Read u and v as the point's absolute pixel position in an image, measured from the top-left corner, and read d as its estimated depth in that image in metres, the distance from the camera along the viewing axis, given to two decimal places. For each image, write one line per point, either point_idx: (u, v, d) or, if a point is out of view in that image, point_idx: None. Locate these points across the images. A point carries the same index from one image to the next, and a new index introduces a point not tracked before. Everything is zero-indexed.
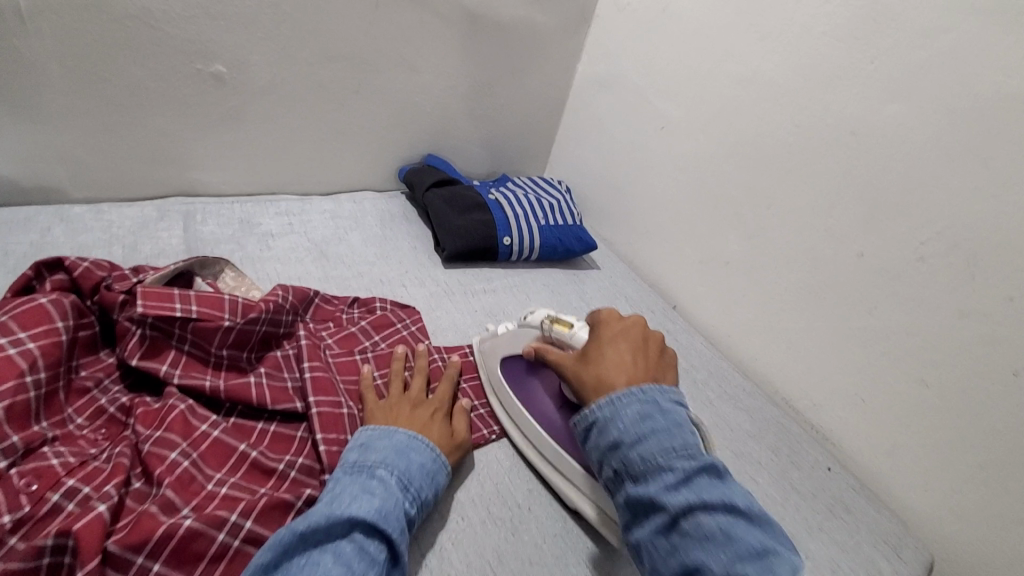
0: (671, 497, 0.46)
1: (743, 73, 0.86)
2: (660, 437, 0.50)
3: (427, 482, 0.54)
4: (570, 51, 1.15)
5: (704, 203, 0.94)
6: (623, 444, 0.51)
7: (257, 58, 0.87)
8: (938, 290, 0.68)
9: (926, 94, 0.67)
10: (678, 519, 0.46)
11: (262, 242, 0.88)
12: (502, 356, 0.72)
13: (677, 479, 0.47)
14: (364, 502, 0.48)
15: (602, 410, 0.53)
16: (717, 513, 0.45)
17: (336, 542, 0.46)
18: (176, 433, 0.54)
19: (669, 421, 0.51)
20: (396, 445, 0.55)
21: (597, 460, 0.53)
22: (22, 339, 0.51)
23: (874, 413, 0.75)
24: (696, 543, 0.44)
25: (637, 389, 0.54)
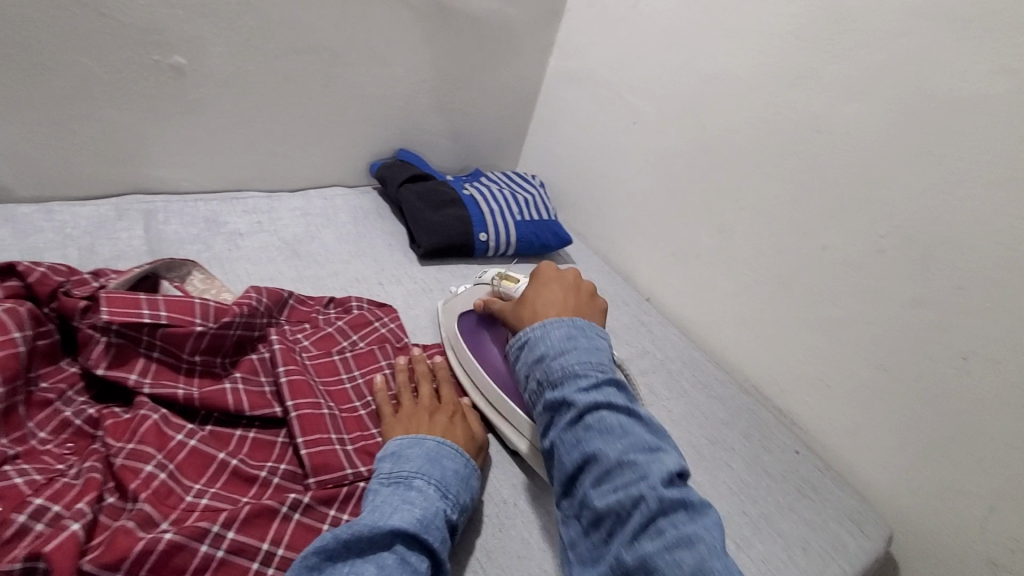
0: (581, 396, 0.52)
1: (711, 70, 0.88)
2: (580, 352, 0.55)
3: (463, 488, 0.55)
4: (541, 45, 1.14)
5: (676, 198, 0.96)
6: (547, 357, 0.55)
7: (218, 49, 0.84)
8: (896, 281, 0.71)
9: (884, 94, 0.70)
10: (585, 415, 0.51)
11: (230, 242, 0.85)
12: (459, 312, 0.78)
13: (590, 384, 0.52)
14: (404, 513, 0.49)
15: (534, 332, 0.58)
16: (620, 415, 0.51)
17: (378, 554, 0.46)
18: (151, 444, 0.51)
19: (590, 341, 0.56)
20: (428, 453, 0.56)
21: (523, 375, 0.57)
22: None
23: (838, 398, 0.79)
24: (597, 435, 0.50)
25: (566, 318, 0.59)
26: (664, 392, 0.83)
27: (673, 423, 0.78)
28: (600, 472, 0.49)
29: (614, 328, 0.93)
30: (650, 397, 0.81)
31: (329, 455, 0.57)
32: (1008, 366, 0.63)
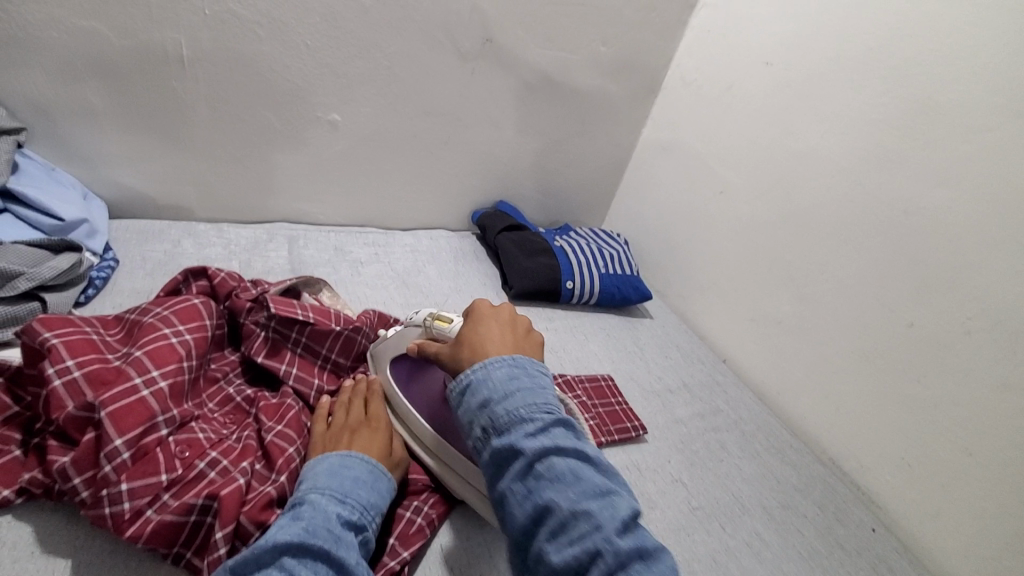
0: (529, 443, 0.46)
1: (801, 149, 0.94)
2: (572, 477, 0.44)
3: (365, 492, 0.54)
4: (635, 118, 1.25)
5: (758, 264, 1.00)
6: (534, 486, 0.44)
7: (366, 109, 1.01)
8: (985, 365, 0.71)
9: (974, 182, 0.73)
10: (590, 573, 0.40)
11: (353, 268, 0.99)
12: (389, 359, 0.71)
13: (538, 429, 0.46)
14: (289, 528, 0.46)
15: (475, 373, 0.51)
16: (569, 458, 0.45)
17: (266, 572, 0.43)
18: (292, 430, 0.61)
19: (535, 382, 0.50)
20: (330, 467, 0.55)
21: (467, 424, 0.50)
22: (183, 333, 0.61)
23: (921, 479, 0.77)
24: (547, 486, 0.44)
25: (507, 356, 0.53)
26: (736, 451, 0.85)
27: (744, 481, 0.79)
28: (552, 526, 0.43)
29: (688, 383, 0.96)
30: (721, 453, 0.83)
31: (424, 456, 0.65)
32: None
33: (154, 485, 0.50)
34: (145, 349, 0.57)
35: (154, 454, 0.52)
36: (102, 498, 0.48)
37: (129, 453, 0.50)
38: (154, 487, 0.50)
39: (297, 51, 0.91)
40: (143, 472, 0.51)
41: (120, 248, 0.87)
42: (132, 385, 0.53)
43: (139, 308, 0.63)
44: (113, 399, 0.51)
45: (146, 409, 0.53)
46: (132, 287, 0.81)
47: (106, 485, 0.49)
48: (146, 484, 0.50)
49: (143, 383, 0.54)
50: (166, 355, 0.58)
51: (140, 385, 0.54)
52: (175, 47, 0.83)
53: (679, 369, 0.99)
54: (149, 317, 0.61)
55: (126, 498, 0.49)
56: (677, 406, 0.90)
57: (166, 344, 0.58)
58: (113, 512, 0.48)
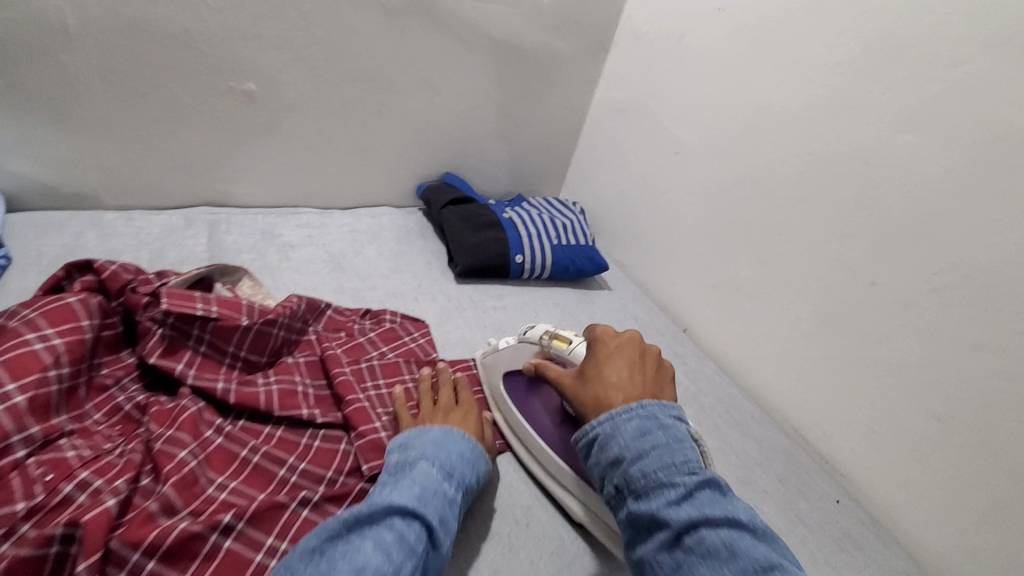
0: (675, 512, 0.43)
1: (757, 100, 0.87)
2: (661, 452, 0.46)
3: (467, 469, 0.56)
4: (587, 77, 1.17)
5: (717, 227, 0.94)
6: (624, 461, 0.47)
7: (287, 78, 0.92)
8: (955, 323, 0.66)
9: (941, 127, 0.67)
10: (682, 536, 0.42)
11: (281, 252, 0.91)
12: (503, 373, 0.72)
13: (680, 494, 0.44)
14: (404, 492, 0.50)
15: (602, 426, 0.50)
16: (722, 528, 0.42)
17: (375, 530, 0.47)
18: (186, 433, 0.55)
19: (670, 436, 0.47)
20: (434, 439, 0.57)
21: (599, 479, 0.50)
22: (51, 337, 0.53)
23: (885, 444, 0.73)
24: (699, 560, 0.41)
25: (635, 404, 0.50)
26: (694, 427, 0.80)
27: None
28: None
29: None
30: None
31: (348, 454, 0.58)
32: None
33: (6, 515, 0.44)
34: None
35: (9, 479, 0.46)
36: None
37: None
38: (7, 516, 0.44)
39: (199, 13, 0.81)
40: None
41: (10, 244, 0.78)
42: None
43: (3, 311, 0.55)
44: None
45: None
46: (19, 288, 0.72)
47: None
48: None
49: None
50: (28, 364, 0.50)
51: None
52: (53, 12, 0.73)
53: None
54: (12, 321, 0.53)
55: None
56: None
57: (27, 351, 0.51)
58: None
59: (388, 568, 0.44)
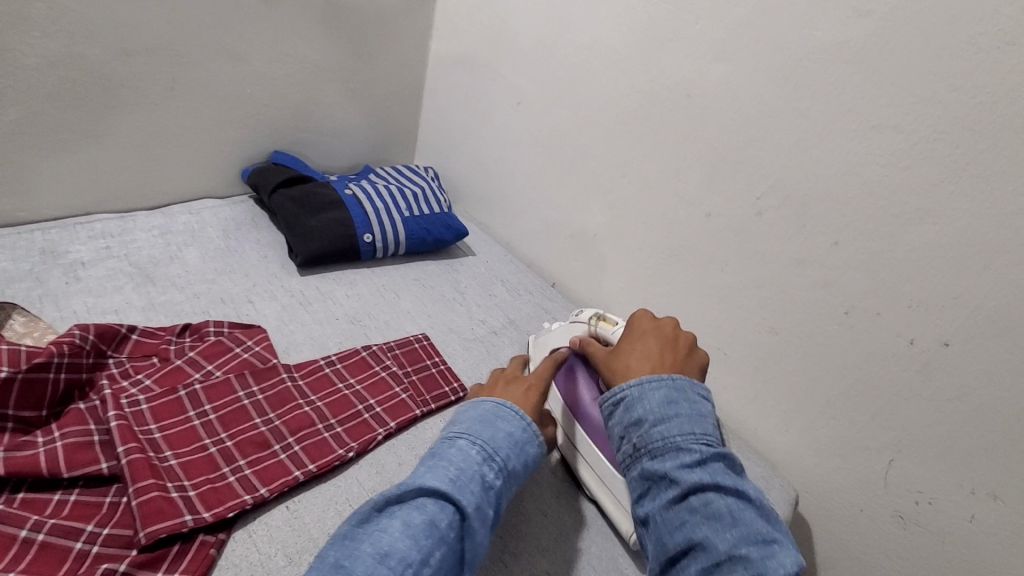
0: (688, 475, 0.47)
1: (583, 40, 0.84)
2: (682, 420, 0.50)
3: (513, 452, 0.52)
4: (419, 29, 1.08)
5: (567, 176, 0.92)
6: (646, 422, 0.51)
7: (33, 57, 0.73)
8: (779, 242, 0.70)
9: (747, 52, 0.68)
10: (690, 495, 0.47)
11: (69, 273, 0.75)
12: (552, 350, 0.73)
13: (695, 460, 0.48)
14: (438, 473, 0.48)
15: (630, 390, 0.53)
16: (728, 497, 0.47)
17: (405, 513, 0.46)
18: None
19: (692, 408, 0.51)
20: (484, 415, 0.54)
21: (618, 436, 0.53)
22: None
23: (735, 364, 0.77)
24: (703, 521, 0.45)
25: (668, 377, 0.54)
26: None
27: None
28: (706, 566, 0.44)
29: (515, 320, 0.88)
30: None
31: (162, 502, 0.50)
32: (886, 317, 0.63)
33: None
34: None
35: None
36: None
37: None
38: None
39: None
40: None
41: None
42: None
43: None
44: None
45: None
46: None
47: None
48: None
49: None
50: None
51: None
52: None
53: (504, 306, 0.91)
54: None
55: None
56: (503, 349, 0.82)
57: None
58: None
59: (416, 557, 0.43)
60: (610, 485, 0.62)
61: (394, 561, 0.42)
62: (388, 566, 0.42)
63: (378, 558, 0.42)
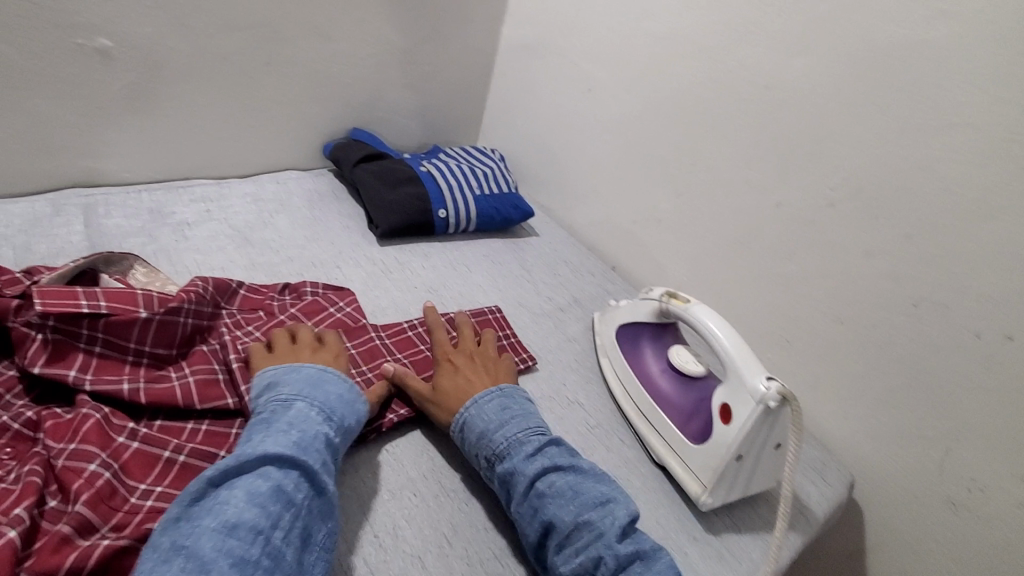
0: (532, 465, 0.54)
1: (661, 31, 0.87)
2: (518, 420, 0.58)
3: (346, 410, 0.55)
4: (491, 15, 1.11)
5: (634, 163, 0.95)
6: (488, 433, 0.57)
7: (148, 30, 0.79)
8: (848, 233, 0.72)
9: (830, 46, 0.70)
10: (534, 482, 0.53)
11: (177, 232, 0.82)
12: (623, 324, 0.77)
13: (535, 450, 0.56)
14: (279, 438, 0.48)
15: (467, 411, 0.59)
16: (566, 475, 0.55)
17: (245, 481, 0.44)
18: (94, 444, 0.49)
19: (522, 410, 0.60)
20: (309, 378, 0.56)
21: (473, 456, 0.58)
22: None
23: (796, 351, 0.80)
24: (549, 499, 0.52)
25: (496, 387, 0.62)
26: None
27: None
28: (560, 539, 0.50)
29: (579, 298, 0.92)
30: None
31: None
32: (954, 310, 0.65)
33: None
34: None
35: None
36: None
37: None
38: None
39: None
40: None
41: None
42: None
43: None
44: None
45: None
46: None
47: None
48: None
49: None
50: None
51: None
52: None
53: (568, 285, 0.95)
54: None
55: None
56: (569, 324, 0.86)
57: None
58: None
59: (265, 522, 0.43)
60: (677, 450, 0.65)
61: (243, 531, 0.41)
62: (237, 538, 0.41)
63: (224, 531, 0.41)
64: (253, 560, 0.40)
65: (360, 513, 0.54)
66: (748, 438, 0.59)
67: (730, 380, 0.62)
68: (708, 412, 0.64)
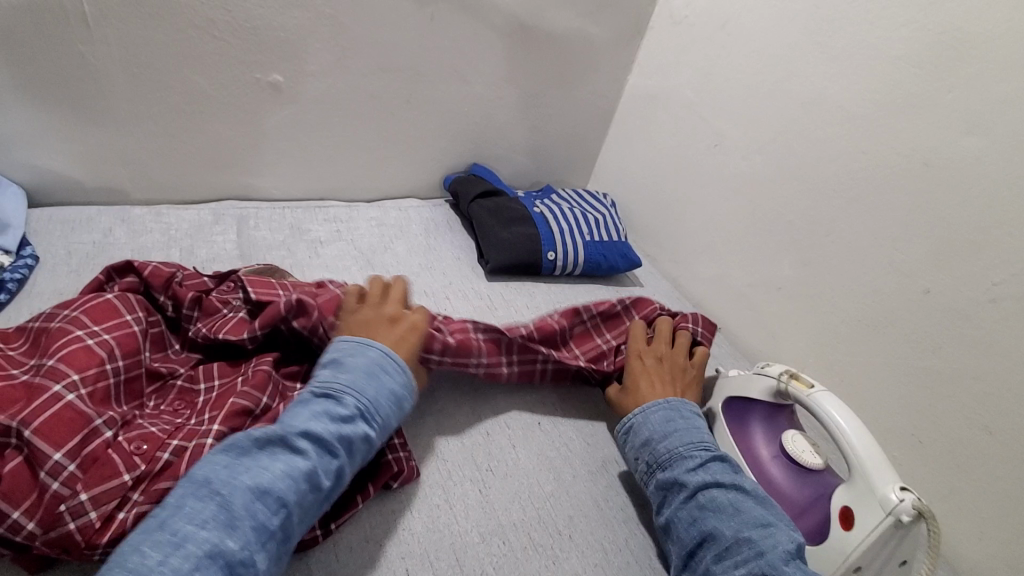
0: (692, 476, 0.58)
1: (805, 94, 0.83)
2: (682, 435, 0.62)
3: (392, 411, 0.54)
4: (621, 63, 1.13)
5: (756, 226, 0.92)
6: (653, 441, 0.62)
7: (312, 68, 0.88)
8: (1012, 334, 0.64)
9: (1007, 128, 0.63)
10: (697, 494, 0.56)
11: (311, 249, 0.89)
12: (727, 394, 0.72)
13: (698, 464, 0.59)
14: (323, 423, 0.49)
15: (635, 417, 0.66)
16: (727, 492, 0.56)
17: (287, 453, 0.47)
18: (256, 386, 0.57)
19: (688, 424, 0.64)
20: (370, 364, 0.54)
21: (634, 460, 0.64)
22: (99, 332, 0.54)
23: (930, 456, 0.71)
24: (709, 512, 0.55)
25: (663, 401, 0.67)
26: None
27: None
28: (718, 549, 0.52)
29: None
30: None
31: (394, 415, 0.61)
32: None
33: (117, 487, 0.46)
34: (57, 356, 0.50)
35: (106, 457, 0.47)
36: (61, 515, 0.44)
37: (75, 464, 0.46)
38: (119, 488, 0.46)
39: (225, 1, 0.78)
40: (102, 476, 0.46)
41: (41, 242, 0.76)
42: (52, 396, 0.47)
43: (42, 316, 0.55)
44: (34, 414, 0.45)
45: (76, 414, 0.47)
46: (53, 288, 0.71)
47: (62, 501, 0.44)
48: (108, 488, 0.46)
49: (65, 391, 0.48)
50: (83, 358, 0.51)
51: (64, 392, 0.48)
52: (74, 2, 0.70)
53: None
54: (55, 324, 0.53)
55: (91, 507, 0.45)
56: None
57: (80, 347, 0.51)
58: (79, 525, 0.44)
59: (291, 499, 0.45)
60: None
61: (271, 501, 0.44)
62: (264, 503, 0.43)
63: (254, 496, 0.43)
64: (270, 530, 0.43)
65: (451, 552, 0.54)
66: (873, 550, 0.53)
67: (855, 479, 0.57)
68: (824, 511, 0.58)
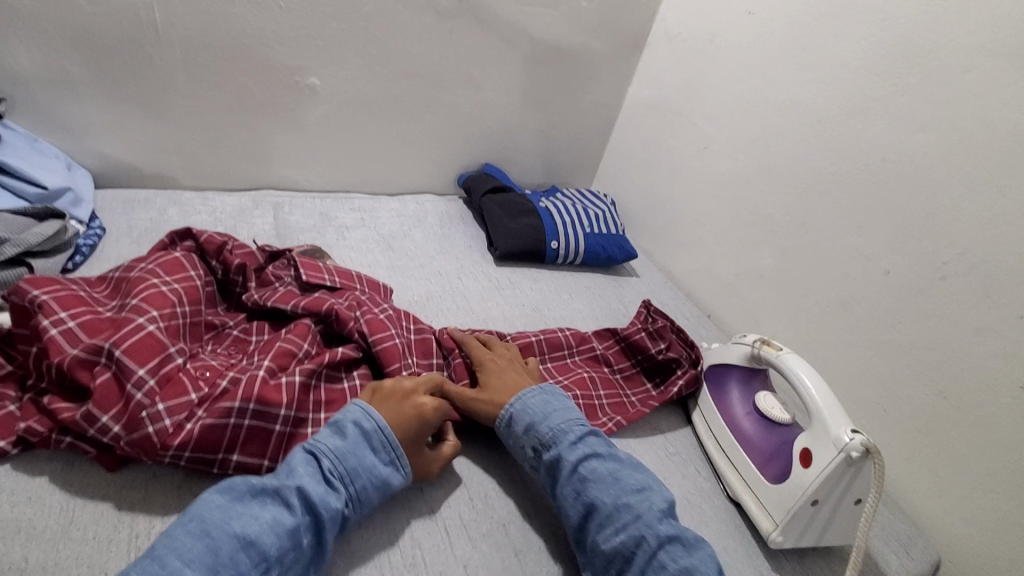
0: (574, 453, 0.59)
1: (783, 100, 0.93)
2: (562, 413, 0.63)
3: (371, 475, 0.53)
4: (622, 75, 1.24)
5: (740, 219, 1.01)
6: (536, 425, 0.62)
7: (344, 73, 1.00)
8: (959, 307, 0.72)
9: (952, 126, 0.72)
10: (579, 470, 0.58)
11: (338, 233, 1.00)
12: (709, 365, 0.81)
13: (578, 440, 0.60)
14: (307, 473, 0.50)
15: (514, 406, 0.63)
16: (607, 463, 0.59)
17: (275, 504, 0.48)
18: (298, 334, 0.65)
19: (564, 404, 0.64)
20: (358, 429, 0.54)
21: (520, 448, 0.62)
22: (171, 282, 0.64)
23: (891, 421, 0.79)
24: (591, 485, 0.57)
25: (537, 387, 0.66)
26: None
27: None
28: (600, 519, 0.55)
29: None
30: None
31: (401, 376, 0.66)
32: None
33: (186, 402, 0.55)
34: (139, 297, 0.60)
35: (177, 378, 0.56)
36: (143, 419, 0.52)
37: (153, 380, 0.55)
38: (187, 404, 0.55)
39: (272, 13, 0.89)
40: (175, 392, 0.55)
41: (106, 217, 0.87)
42: (137, 326, 0.57)
43: (121, 269, 0.65)
44: (123, 339, 0.55)
45: (156, 342, 0.57)
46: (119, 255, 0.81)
47: (143, 408, 0.53)
48: (179, 402, 0.55)
49: (147, 323, 0.58)
50: (159, 300, 0.61)
51: (146, 324, 0.57)
52: (147, 12, 0.82)
53: None
54: (135, 273, 0.63)
55: (165, 415, 0.53)
56: None
57: (157, 291, 0.61)
58: (157, 429, 0.53)
59: (274, 552, 0.45)
60: (755, 487, 0.67)
61: (255, 550, 0.44)
62: (248, 553, 0.44)
63: (240, 546, 0.44)
64: None
65: (459, 477, 0.63)
66: (827, 484, 0.61)
67: (813, 426, 0.65)
68: (788, 456, 0.66)
